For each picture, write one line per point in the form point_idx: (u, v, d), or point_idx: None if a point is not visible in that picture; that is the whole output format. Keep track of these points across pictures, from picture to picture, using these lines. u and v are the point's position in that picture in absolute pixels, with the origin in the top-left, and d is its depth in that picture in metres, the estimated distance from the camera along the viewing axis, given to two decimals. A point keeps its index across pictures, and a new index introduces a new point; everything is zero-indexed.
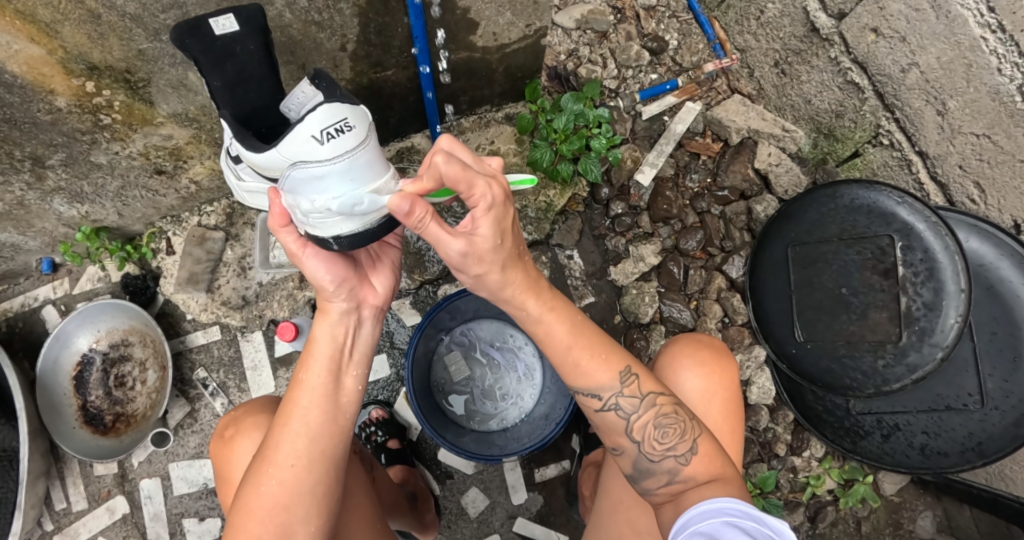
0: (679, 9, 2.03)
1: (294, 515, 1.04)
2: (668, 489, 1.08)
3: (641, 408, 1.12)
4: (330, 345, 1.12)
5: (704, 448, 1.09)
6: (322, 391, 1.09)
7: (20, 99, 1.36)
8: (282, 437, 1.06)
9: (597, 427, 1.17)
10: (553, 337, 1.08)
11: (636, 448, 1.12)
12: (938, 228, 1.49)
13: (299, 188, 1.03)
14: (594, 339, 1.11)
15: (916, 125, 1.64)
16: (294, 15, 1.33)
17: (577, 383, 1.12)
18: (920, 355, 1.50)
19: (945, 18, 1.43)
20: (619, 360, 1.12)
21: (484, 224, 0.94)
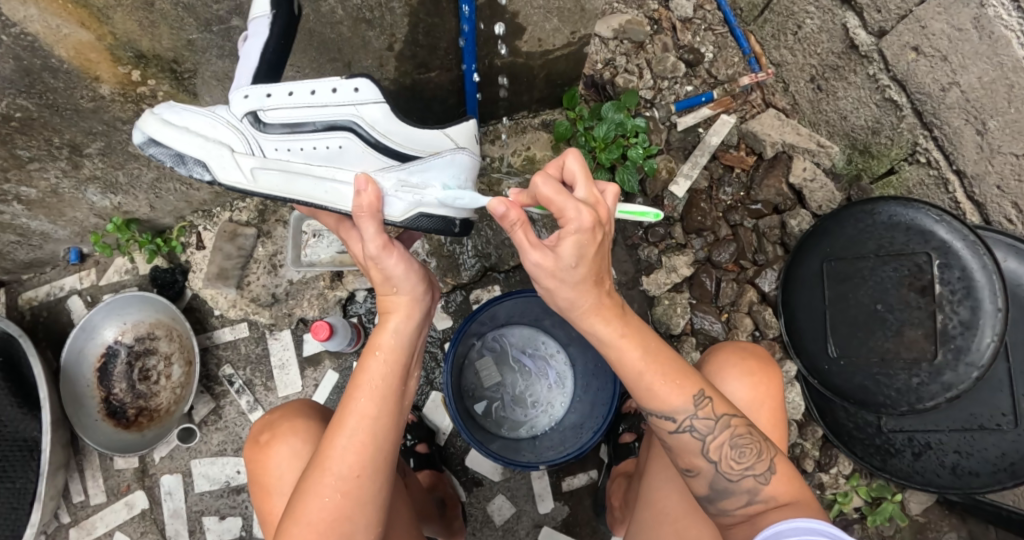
0: (715, 22, 2.05)
1: (355, 524, 1.03)
2: (746, 509, 1.09)
3: (716, 429, 1.10)
4: (401, 352, 1.11)
5: (780, 465, 1.10)
6: (386, 396, 1.08)
7: (65, 85, 1.36)
8: (345, 446, 1.03)
9: (669, 449, 1.14)
10: (627, 360, 1.07)
11: (712, 469, 1.11)
12: (976, 247, 1.49)
13: (450, 169, 1.27)
14: (670, 363, 1.10)
15: (955, 144, 1.64)
16: (346, 12, 1.34)
17: (650, 405, 1.10)
18: (956, 374, 1.49)
19: (989, 38, 1.43)
20: (689, 380, 1.10)
21: (566, 244, 0.98)
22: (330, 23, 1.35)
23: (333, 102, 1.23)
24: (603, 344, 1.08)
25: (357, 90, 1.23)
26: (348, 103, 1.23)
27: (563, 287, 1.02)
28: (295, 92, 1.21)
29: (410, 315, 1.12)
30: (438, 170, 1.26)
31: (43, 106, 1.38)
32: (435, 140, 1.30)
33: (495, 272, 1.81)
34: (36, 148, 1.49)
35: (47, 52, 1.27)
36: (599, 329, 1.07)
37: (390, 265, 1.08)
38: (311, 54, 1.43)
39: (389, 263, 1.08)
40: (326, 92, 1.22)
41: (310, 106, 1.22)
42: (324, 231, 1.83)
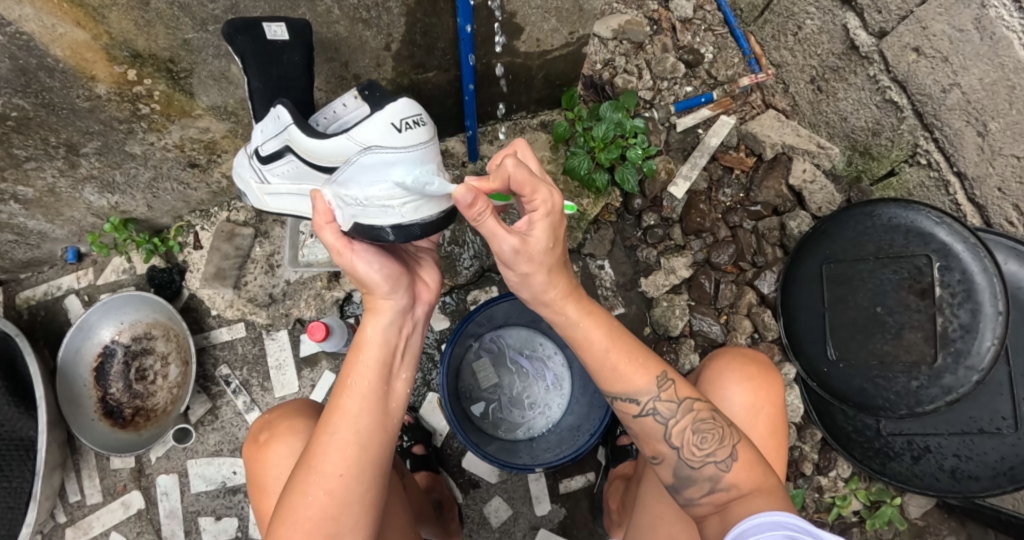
0: (714, 23, 2.04)
1: (342, 525, 1.02)
2: (711, 498, 1.07)
3: (679, 413, 1.11)
4: (380, 348, 1.10)
5: (744, 453, 1.08)
6: (371, 394, 1.08)
7: (61, 84, 1.36)
8: (328, 445, 1.04)
9: (636, 434, 1.15)
10: (591, 343, 1.09)
11: (675, 455, 1.11)
12: (977, 250, 1.48)
13: (368, 173, 1.09)
14: (631, 346, 1.12)
15: (955, 146, 1.63)
16: (342, 12, 1.33)
17: (613, 390, 1.12)
18: (956, 377, 1.48)
19: (989, 39, 1.43)
20: (654, 364, 1.13)
21: (539, 228, 0.99)
22: (327, 23, 1.35)
23: (276, 130, 1.21)
24: (568, 327, 1.09)
25: (279, 115, 1.18)
26: (281, 130, 1.20)
27: (539, 271, 1.02)
28: (264, 128, 1.26)
29: (393, 313, 1.12)
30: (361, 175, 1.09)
31: (40, 105, 1.39)
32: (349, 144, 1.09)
33: (492, 273, 1.80)
34: (33, 148, 1.50)
35: (43, 51, 1.27)
36: (569, 313, 1.08)
37: (358, 262, 1.09)
38: None
39: (355, 259, 1.09)
40: (272, 122, 1.22)
41: (268, 136, 1.24)
42: None
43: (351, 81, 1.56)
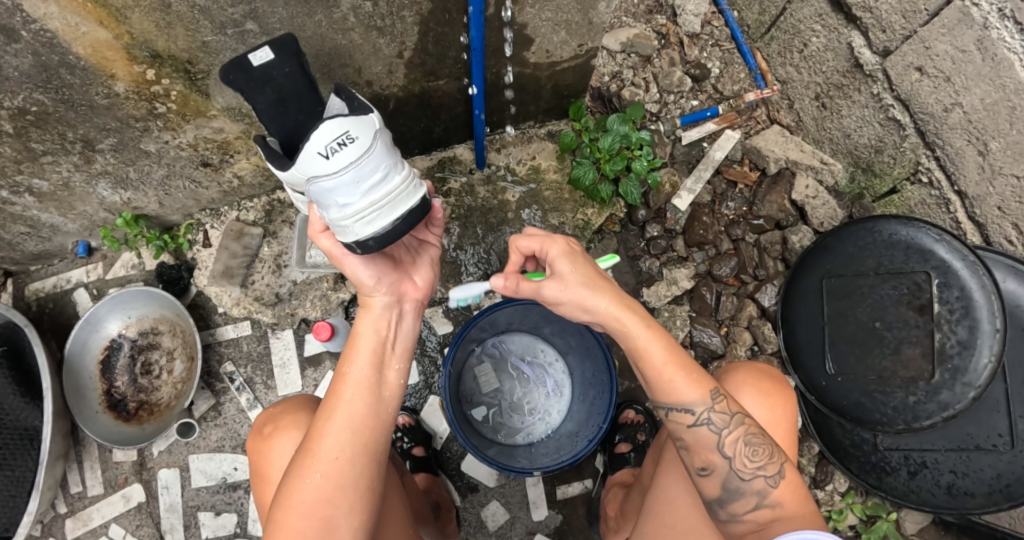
0: (721, 38, 2.07)
1: (338, 509, 1.04)
2: (755, 514, 1.11)
3: (730, 424, 1.13)
4: (373, 339, 1.16)
5: (790, 476, 1.13)
6: (365, 383, 1.12)
7: (81, 81, 1.40)
8: (325, 431, 1.07)
9: (686, 445, 1.16)
10: (651, 353, 1.13)
11: (727, 465, 1.13)
12: (976, 268, 1.50)
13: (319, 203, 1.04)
14: (686, 360, 1.15)
15: (956, 165, 1.65)
16: (358, 20, 1.40)
17: (666, 399, 1.14)
18: (953, 394, 1.49)
19: (991, 60, 1.46)
20: (707, 381, 1.15)
21: (561, 263, 1.19)
22: (342, 30, 1.42)
23: None
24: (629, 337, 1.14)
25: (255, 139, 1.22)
26: None
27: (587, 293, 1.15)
28: None
29: (384, 308, 1.17)
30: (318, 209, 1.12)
31: (59, 101, 1.43)
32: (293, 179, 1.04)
33: (496, 279, 1.86)
34: (50, 142, 1.54)
35: (66, 49, 1.31)
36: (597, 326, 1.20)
37: (351, 263, 1.14)
38: (323, 60, 1.49)
39: (351, 262, 1.13)
40: None
41: None
42: None
43: (364, 86, 1.61)
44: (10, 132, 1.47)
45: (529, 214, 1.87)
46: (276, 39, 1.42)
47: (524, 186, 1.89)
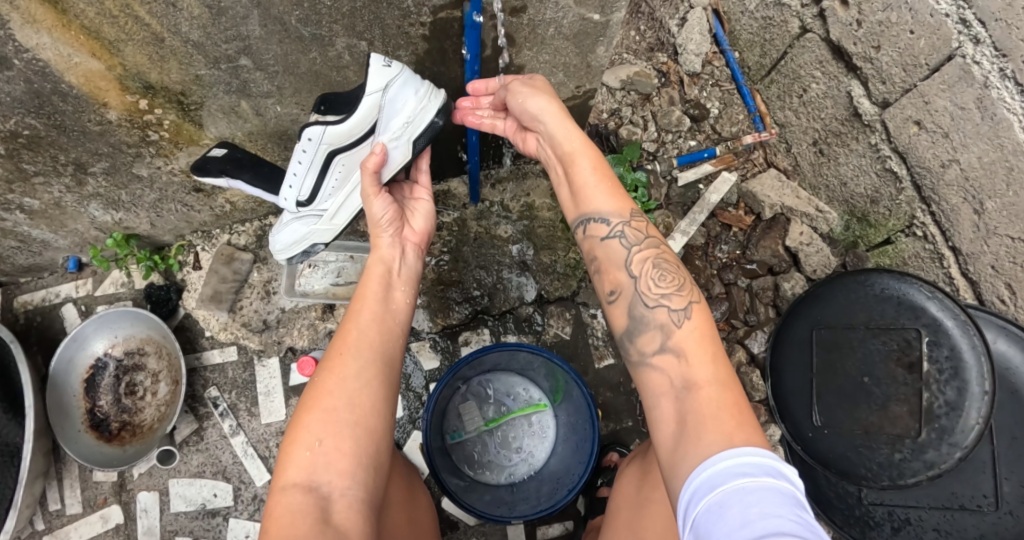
0: (721, 78, 2.06)
1: (347, 418, 1.14)
2: (659, 357, 1.09)
3: (642, 243, 1.21)
4: (382, 265, 1.34)
5: (699, 316, 1.10)
6: (375, 300, 1.30)
7: (73, 108, 1.39)
8: (344, 339, 1.23)
9: (600, 265, 1.24)
10: (577, 159, 1.27)
11: (633, 285, 1.17)
12: (967, 326, 1.49)
13: (400, 97, 1.31)
14: (608, 176, 1.27)
15: (952, 222, 1.63)
16: (352, 57, 1.41)
17: (585, 211, 1.26)
18: (939, 453, 1.48)
19: (990, 120, 1.45)
20: (625, 199, 1.25)
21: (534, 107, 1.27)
22: (337, 67, 1.44)
23: (312, 155, 1.34)
24: (561, 140, 1.27)
25: (310, 137, 1.31)
26: (317, 148, 1.33)
27: (534, 94, 1.26)
28: (296, 171, 1.37)
29: (392, 244, 1.37)
30: (392, 112, 1.32)
31: (51, 126, 1.42)
32: (372, 101, 1.28)
33: (485, 315, 1.87)
34: (42, 164, 1.53)
35: (58, 77, 1.30)
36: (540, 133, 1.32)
37: (375, 203, 1.35)
38: (316, 94, 1.51)
39: (375, 203, 1.34)
40: (301, 155, 1.34)
41: (309, 168, 1.37)
42: (320, 262, 1.90)
43: None
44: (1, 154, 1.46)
45: (519, 249, 1.90)
46: (270, 74, 1.42)
47: (515, 222, 1.92)
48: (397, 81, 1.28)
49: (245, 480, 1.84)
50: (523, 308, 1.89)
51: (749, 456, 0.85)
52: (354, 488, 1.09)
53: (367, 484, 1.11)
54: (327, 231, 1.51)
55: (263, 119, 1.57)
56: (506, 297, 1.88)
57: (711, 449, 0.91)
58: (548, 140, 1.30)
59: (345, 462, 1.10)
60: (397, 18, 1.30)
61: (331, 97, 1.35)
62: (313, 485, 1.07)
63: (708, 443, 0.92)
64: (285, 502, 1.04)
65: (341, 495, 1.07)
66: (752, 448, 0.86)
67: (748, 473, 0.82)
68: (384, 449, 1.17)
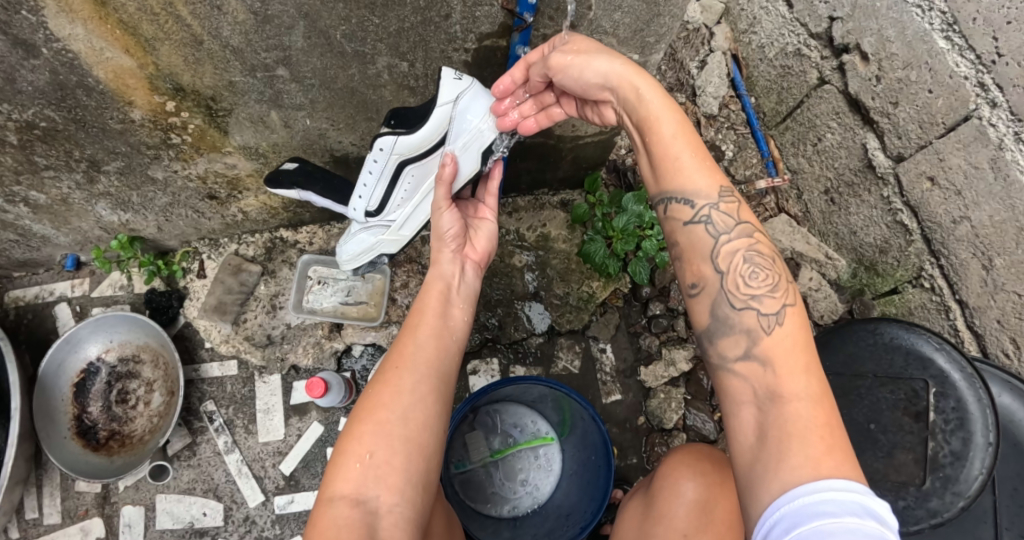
0: (737, 122, 2.16)
1: (401, 430, 1.13)
2: (747, 366, 0.99)
3: (734, 231, 1.08)
4: (441, 281, 1.34)
5: (794, 320, 0.99)
6: (433, 315, 1.29)
7: (97, 104, 1.35)
8: (400, 355, 1.23)
9: (682, 253, 1.12)
10: (661, 123, 1.12)
11: (719, 281, 1.06)
12: (973, 380, 1.51)
13: (471, 110, 1.34)
14: (700, 146, 1.12)
15: (959, 275, 1.68)
16: (391, 77, 1.44)
17: (672, 185, 1.12)
18: (942, 502, 1.49)
19: (1003, 180, 1.50)
20: (719, 176, 1.11)
21: (600, 61, 1.15)
22: (374, 85, 1.45)
23: (383, 165, 1.39)
24: (641, 104, 1.13)
25: (383, 147, 1.35)
26: (388, 157, 1.37)
27: (593, 58, 1.15)
28: (367, 182, 1.43)
29: (453, 260, 1.37)
30: (463, 125, 1.36)
31: (70, 120, 1.38)
32: (444, 112, 1.32)
33: (495, 344, 1.94)
34: (55, 158, 1.49)
35: (86, 71, 1.27)
36: (611, 100, 1.19)
37: (444, 215, 1.36)
38: (349, 111, 1.52)
39: (445, 215, 1.36)
40: (374, 165, 1.39)
41: (380, 178, 1.41)
42: (330, 279, 1.89)
43: None
44: (14, 144, 1.41)
45: (532, 278, 1.97)
46: (305, 87, 1.41)
47: (530, 252, 1.98)
48: (466, 94, 1.32)
49: (237, 501, 1.79)
50: (533, 339, 1.95)
51: (827, 491, 0.83)
52: (401, 506, 1.08)
53: (414, 502, 1.11)
54: (392, 242, 1.59)
55: (290, 131, 1.55)
56: (518, 327, 1.95)
57: (797, 480, 0.86)
58: (622, 107, 1.17)
59: (394, 479, 1.09)
60: (443, 43, 1.37)
61: (401, 114, 1.35)
62: (361, 500, 1.06)
63: (792, 469, 0.87)
64: (331, 515, 1.04)
65: (388, 512, 1.06)
66: (830, 480, 0.84)
67: (829, 512, 0.81)
68: (433, 468, 1.17)
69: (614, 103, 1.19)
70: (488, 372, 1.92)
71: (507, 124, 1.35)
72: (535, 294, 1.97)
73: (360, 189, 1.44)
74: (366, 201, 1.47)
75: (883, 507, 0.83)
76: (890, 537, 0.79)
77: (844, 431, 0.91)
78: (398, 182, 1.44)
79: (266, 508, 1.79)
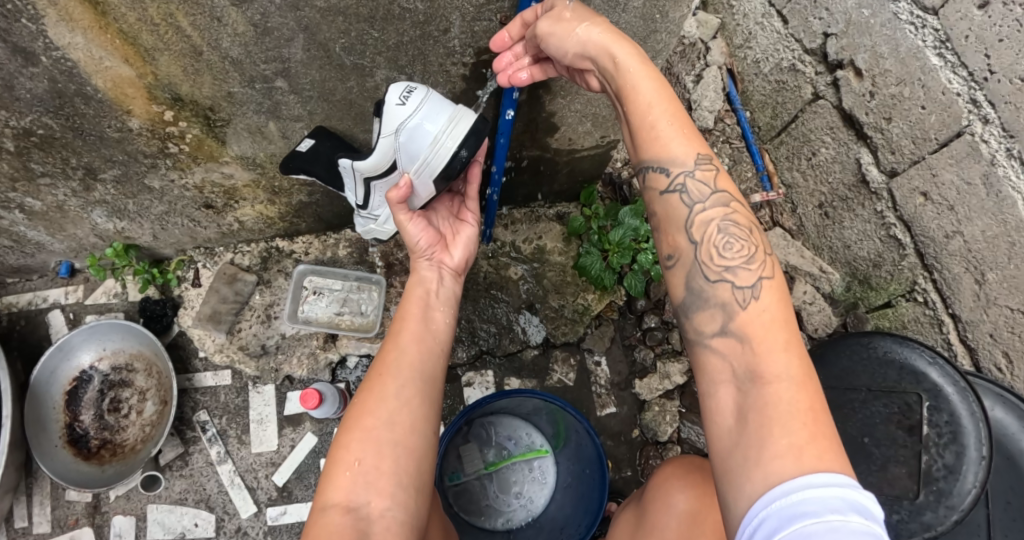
0: (732, 136, 2.19)
1: (387, 433, 1.14)
2: (720, 341, 1.00)
3: (710, 200, 1.09)
4: (419, 288, 1.35)
5: (770, 293, 1.00)
6: (416, 320, 1.31)
7: (95, 112, 1.35)
8: (383, 359, 1.24)
9: (659, 225, 1.13)
10: (639, 90, 1.11)
11: (693, 252, 1.07)
12: (966, 394, 1.51)
13: (415, 132, 1.26)
14: (679, 113, 1.12)
15: (953, 289, 1.69)
16: (388, 89, 1.45)
17: (649, 154, 1.13)
18: (936, 516, 1.48)
19: (995, 196, 1.52)
20: (698, 143, 1.12)
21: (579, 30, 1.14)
22: (372, 97, 1.46)
23: (353, 176, 1.42)
24: (618, 70, 1.13)
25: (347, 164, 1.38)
26: (353, 174, 1.40)
27: (574, 25, 1.14)
28: (349, 184, 1.47)
29: (430, 268, 1.39)
30: (410, 149, 1.28)
31: (68, 128, 1.38)
32: (389, 137, 1.28)
33: (490, 355, 1.93)
34: (51, 165, 1.48)
35: (85, 80, 1.27)
36: (592, 69, 1.18)
37: (409, 224, 1.34)
38: (347, 123, 1.53)
39: (409, 226, 1.34)
40: (347, 174, 1.43)
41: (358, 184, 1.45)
42: (324, 290, 1.88)
43: None
44: (10, 151, 1.41)
45: (527, 291, 1.97)
46: (303, 99, 1.42)
47: (526, 264, 1.99)
48: (407, 125, 1.26)
49: (229, 511, 1.77)
50: (529, 350, 1.95)
51: (806, 490, 0.82)
52: (394, 509, 1.08)
53: (408, 505, 1.10)
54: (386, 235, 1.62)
55: (288, 142, 1.56)
56: (513, 339, 1.95)
57: (779, 468, 0.86)
58: (604, 75, 1.17)
59: (384, 482, 1.09)
60: (441, 57, 1.38)
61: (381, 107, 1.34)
62: (353, 505, 1.06)
63: (774, 458, 0.87)
64: (324, 522, 1.04)
65: (381, 516, 1.06)
66: (809, 477, 0.83)
67: (810, 513, 0.80)
68: (426, 472, 1.16)
69: (596, 73, 1.19)
70: (483, 384, 1.91)
71: (503, 81, 1.32)
72: (531, 306, 1.97)
73: (349, 190, 1.49)
74: (356, 199, 1.52)
75: (869, 500, 0.82)
76: (874, 532, 0.78)
77: (831, 419, 0.90)
78: (374, 192, 1.45)
79: (258, 519, 1.77)
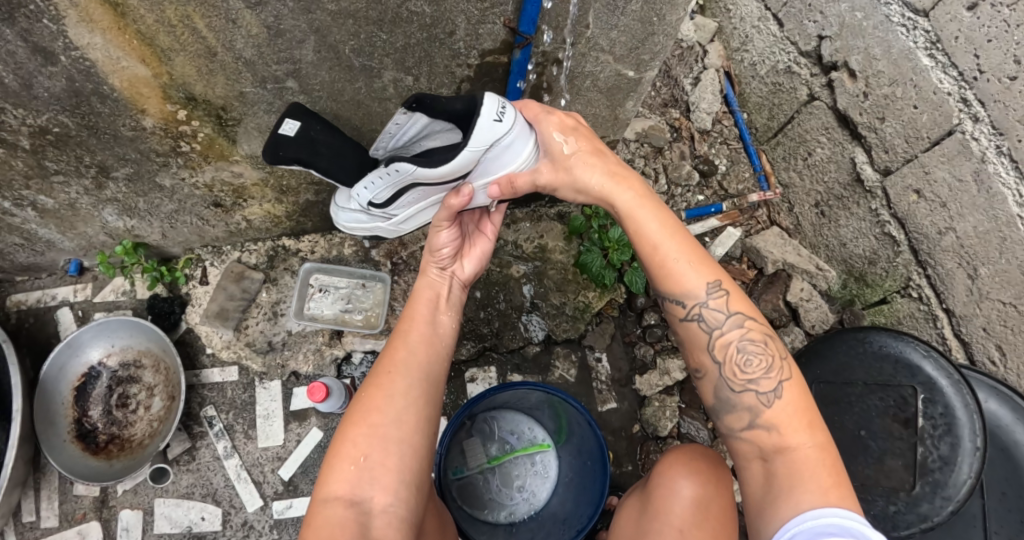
0: (730, 137, 2.22)
1: (392, 430, 1.17)
2: (752, 435, 1.12)
3: (728, 322, 1.16)
4: (428, 290, 1.38)
5: (791, 394, 1.11)
6: (423, 322, 1.33)
7: (111, 111, 1.39)
8: (390, 359, 1.27)
9: (683, 342, 1.22)
10: (654, 228, 1.21)
11: (718, 370, 1.17)
12: (960, 386, 1.54)
13: (500, 153, 1.31)
14: (695, 249, 1.19)
15: (946, 285, 1.73)
16: (395, 90, 1.49)
17: (666, 290, 1.21)
18: (932, 506, 1.52)
19: (986, 192, 1.56)
20: (714, 267, 1.19)
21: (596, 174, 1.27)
22: (379, 98, 1.50)
23: (396, 175, 1.40)
24: (638, 230, 1.22)
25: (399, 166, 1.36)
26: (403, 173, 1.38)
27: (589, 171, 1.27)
28: (379, 178, 1.43)
29: (440, 275, 1.40)
30: (488, 163, 1.33)
31: (83, 126, 1.42)
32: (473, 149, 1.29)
33: (493, 352, 1.97)
34: (65, 163, 1.52)
35: (102, 79, 1.31)
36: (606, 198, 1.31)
37: (441, 232, 1.35)
38: (355, 123, 1.57)
39: (442, 232, 1.35)
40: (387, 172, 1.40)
41: (391, 181, 1.42)
42: (330, 288, 1.92)
43: None
44: (26, 149, 1.45)
45: (529, 290, 2.00)
46: (313, 99, 1.46)
47: (528, 262, 2.02)
48: (499, 143, 1.28)
49: (236, 505, 1.79)
50: (531, 347, 1.99)
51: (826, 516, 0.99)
52: (395, 505, 1.12)
53: (408, 501, 1.14)
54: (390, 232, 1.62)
55: None
56: (516, 335, 1.98)
57: (804, 506, 1.02)
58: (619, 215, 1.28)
59: (388, 478, 1.13)
60: (447, 59, 1.43)
61: (427, 101, 1.25)
62: (356, 499, 1.09)
63: (801, 501, 1.02)
64: (325, 514, 1.07)
65: (383, 511, 1.10)
66: (829, 507, 1.00)
67: (831, 533, 0.97)
68: (426, 468, 1.20)
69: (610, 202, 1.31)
70: (486, 380, 1.95)
71: None
72: (533, 305, 2.00)
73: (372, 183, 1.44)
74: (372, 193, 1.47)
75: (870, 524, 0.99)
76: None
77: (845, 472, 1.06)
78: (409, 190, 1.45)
79: (265, 513, 1.79)
